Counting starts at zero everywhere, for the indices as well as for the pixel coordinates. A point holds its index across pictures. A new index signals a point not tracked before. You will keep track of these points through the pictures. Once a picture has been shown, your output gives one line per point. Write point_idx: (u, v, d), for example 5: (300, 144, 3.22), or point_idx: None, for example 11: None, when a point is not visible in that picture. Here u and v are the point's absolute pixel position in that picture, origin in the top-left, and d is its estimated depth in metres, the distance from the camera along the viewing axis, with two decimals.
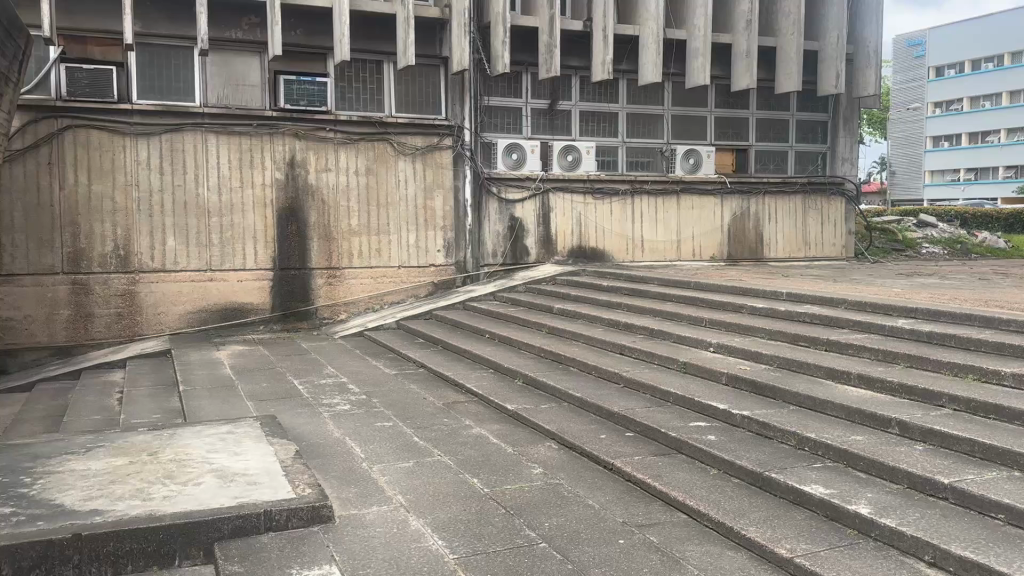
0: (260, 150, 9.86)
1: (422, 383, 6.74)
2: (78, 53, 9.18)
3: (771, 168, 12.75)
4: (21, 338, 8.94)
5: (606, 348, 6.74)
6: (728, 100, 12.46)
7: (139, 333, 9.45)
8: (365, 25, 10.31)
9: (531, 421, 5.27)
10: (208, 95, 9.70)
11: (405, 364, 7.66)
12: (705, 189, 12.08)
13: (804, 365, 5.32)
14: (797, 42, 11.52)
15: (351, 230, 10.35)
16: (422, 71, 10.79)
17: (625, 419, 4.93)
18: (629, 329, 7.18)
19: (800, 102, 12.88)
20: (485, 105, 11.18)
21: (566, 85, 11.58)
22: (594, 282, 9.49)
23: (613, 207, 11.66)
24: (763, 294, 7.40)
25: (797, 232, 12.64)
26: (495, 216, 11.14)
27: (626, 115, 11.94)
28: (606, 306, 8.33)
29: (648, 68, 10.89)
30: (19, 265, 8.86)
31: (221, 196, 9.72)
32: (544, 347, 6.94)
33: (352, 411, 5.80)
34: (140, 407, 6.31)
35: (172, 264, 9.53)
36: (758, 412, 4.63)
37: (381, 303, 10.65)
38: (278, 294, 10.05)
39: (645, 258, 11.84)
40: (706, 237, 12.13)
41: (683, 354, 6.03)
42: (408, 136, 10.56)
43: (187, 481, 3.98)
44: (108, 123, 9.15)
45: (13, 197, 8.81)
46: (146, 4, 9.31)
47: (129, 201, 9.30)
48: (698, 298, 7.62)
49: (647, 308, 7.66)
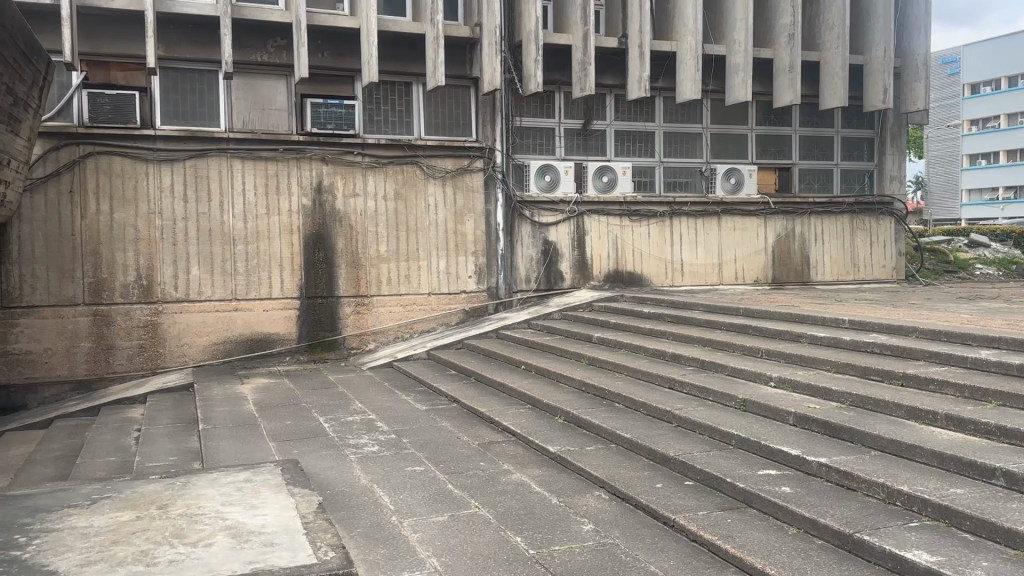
0: (287, 175, 9.56)
1: (456, 420, 6.29)
2: (101, 78, 8.98)
3: (815, 187, 12.23)
4: (41, 371, 8.64)
5: (653, 382, 6.25)
6: (770, 117, 11.96)
7: (162, 366, 9.13)
8: (394, 46, 10.02)
9: (576, 465, 4.78)
10: (233, 120, 9.44)
11: (437, 398, 7.21)
12: (747, 210, 11.54)
13: (881, 404, 4.80)
14: (842, 57, 11.03)
15: (380, 257, 9.98)
16: (453, 93, 10.46)
17: (683, 465, 4.45)
18: (677, 361, 6.68)
19: (844, 119, 12.37)
20: (517, 126, 10.81)
21: (601, 104, 11.19)
22: (633, 309, 8.98)
23: (651, 229, 11.17)
24: (823, 321, 6.87)
25: (845, 253, 12.05)
26: (528, 240, 10.70)
27: (663, 134, 11.50)
28: (650, 334, 7.82)
29: (687, 85, 10.46)
30: (39, 296, 8.59)
31: (247, 223, 9.42)
32: (585, 380, 6.45)
33: (381, 453, 5.36)
34: (156, 448, 5.93)
35: (196, 294, 9.22)
36: (836, 460, 4.15)
37: (410, 332, 10.23)
38: (304, 323, 9.68)
39: (686, 282, 11.31)
40: (749, 260, 11.58)
41: (741, 389, 5.51)
42: (438, 159, 10.20)
43: (197, 542, 3.54)
44: (132, 150, 8.91)
45: (33, 227, 8.56)
46: (171, 28, 9.11)
47: (152, 229, 9.02)
48: (751, 326, 7.09)
49: (694, 337, 7.15)
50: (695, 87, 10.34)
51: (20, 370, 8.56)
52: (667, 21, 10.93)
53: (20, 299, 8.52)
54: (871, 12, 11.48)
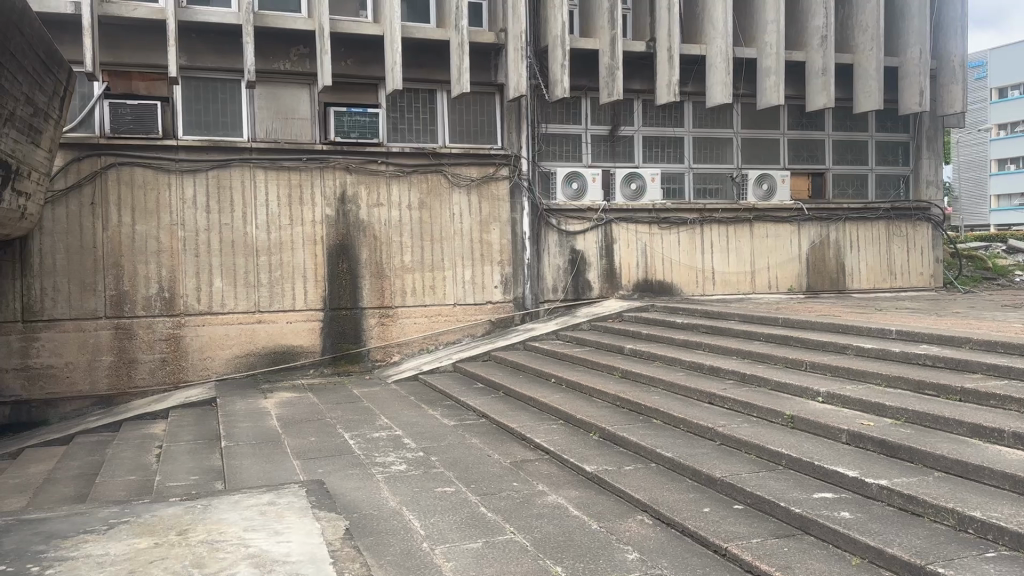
0: (310, 185, 9.40)
1: (486, 436, 6.05)
2: (122, 88, 8.89)
3: (849, 193, 11.90)
4: (62, 386, 8.52)
5: (691, 396, 5.97)
6: (803, 121, 11.65)
7: (185, 380, 8.98)
8: (417, 53, 9.85)
9: (615, 486, 4.53)
10: (256, 129, 9.32)
11: (465, 413, 6.97)
12: (780, 217, 11.23)
13: (940, 420, 4.51)
14: (877, 58, 10.72)
15: (404, 267, 9.79)
16: (477, 99, 10.28)
17: (732, 487, 4.19)
18: (715, 374, 6.39)
19: (879, 123, 12.04)
20: (543, 132, 10.60)
21: (628, 109, 10.95)
22: (665, 319, 8.71)
23: (681, 237, 10.89)
24: (869, 332, 6.56)
25: (881, 260, 11.70)
26: (555, 249, 10.46)
27: (692, 140, 11.23)
28: (684, 346, 7.55)
29: (717, 89, 10.20)
30: (60, 309, 8.48)
31: (270, 233, 9.27)
32: (620, 394, 6.18)
33: (409, 472, 5.13)
34: (177, 466, 5.75)
35: (219, 306, 9.08)
36: (898, 483, 3.87)
37: (435, 344, 10.02)
38: (328, 335, 9.51)
39: (717, 291, 11.01)
40: (782, 268, 11.26)
41: (787, 405, 5.24)
42: (462, 167, 10.00)
43: (219, 573, 3.32)
44: (154, 161, 8.80)
45: (55, 239, 8.45)
46: (193, 37, 9.00)
47: (175, 241, 8.90)
48: (792, 337, 6.80)
49: (732, 348, 6.87)
50: (726, 91, 10.07)
51: (41, 384, 8.45)
52: (696, 24, 10.68)
53: (41, 312, 8.42)
54: (906, 12, 11.16)
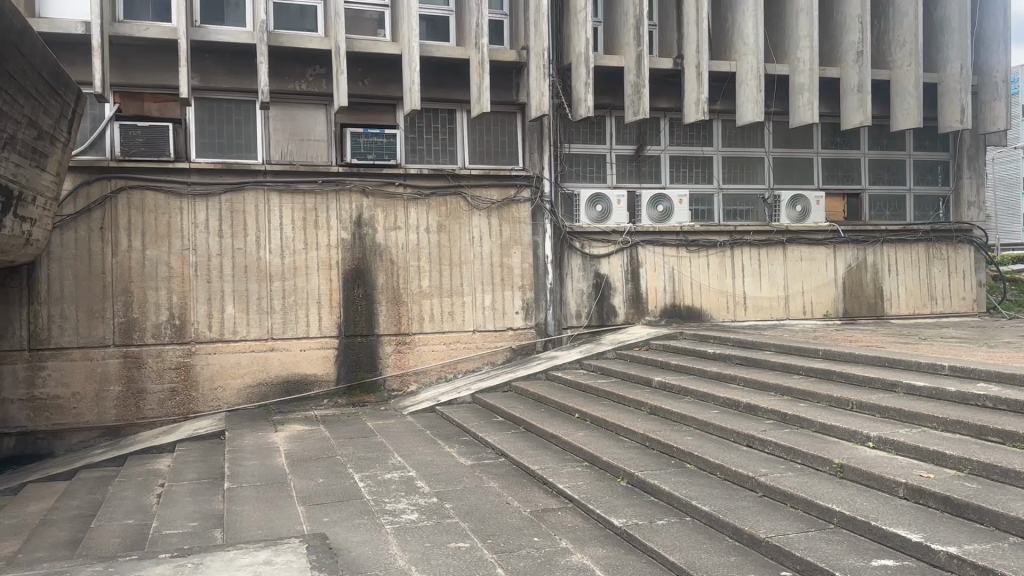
0: (326, 209, 9.10)
1: (505, 478, 5.65)
2: (133, 109, 8.69)
3: (886, 215, 11.42)
4: (68, 417, 8.25)
5: (727, 439, 5.53)
6: (836, 140, 11.23)
7: (195, 411, 8.67)
8: (437, 72, 9.56)
9: (646, 545, 4.11)
10: (271, 151, 9.07)
11: (483, 450, 6.58)
12: (815, 239, 10.75)
13: (1010, 474, 4.04)
14: (915, 74, 10.28)
15: (422, 292, 9.44)
16: (499, 119, 9.97)
17: (778, 551, 3.76)
18: (752, 413, 5.94)
19: (916, 141, 11.58)
20: (566, 153, 10.24)
21: (654, 128, 10.57)
22: (695, 348, 8.25)
23: (710, 260, 10.43)
24: (919, 367, 6.10)
25: (921, 284, 11.17)
26: (578, 273, 10.04)
27: (721, 159, 10.82)
28: (716, 378, 7.10)
29: (748, 107, 9.81)
30: (67, 337, 8.23)
31: (284, 258, 8.97)
32: (649, 434, 5.75)
33: (422, 522, 4.75)
34: (177, 511, 5.40)
35: (231, 334, 8.78)
36: (970, 551, 3.41)
37: (454, 372, 9.64)
38: (343, 363, 9.16)
39: (748, 317, 10.53)
40: (817, 293, 10.76)
41: (834, 451, 4.80)
42: (482, 190, 9.66)
43: None
44: (166, 184, 8.55)
45: (63, 265, 8.22)
46: (206, 58, 8.78)
47: (186, 267, 8.63)
48: (834, 372, 6.34)
49: (769, 383, 6.42)
50: (758, 109, 9.68)
51: (47, 415, 8.18)
52: (725, 40, 10.30)
53: (48, 340, 8.17)
54: (945, 26, 10.70)
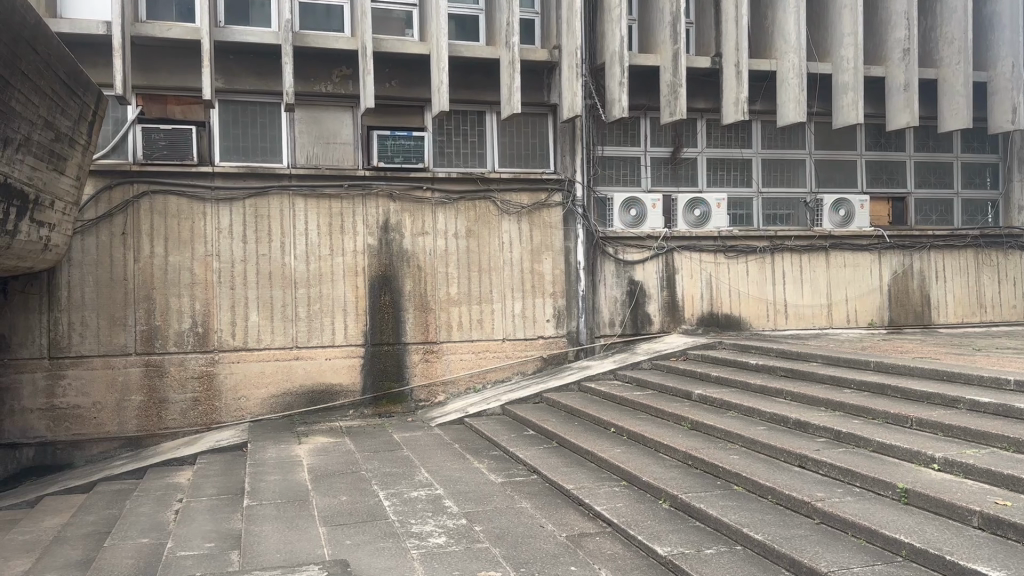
0: (351, 214, 8.85)
1: (538, 498, 5.32)
2: (157, 112, 8.49)
3: (933, 219, 10.94)
4: (90, 427, 8.07)
5: (778, 459, 5.14)
6: (880, 141, 10.79)
7: (218, 421, 8.44)
8: (466, 72, 9.29)
9: None
10: (296, 155, 8.85)
11: (514, 466, 6.26)
12: (858, 245, 10.30)
13: None
14: (965, 73, 9.81)
15: (450, 299, 9.15)
16: (529, 121, 9.66)
17: None
18: (803, 430, 5.55)
19: (964, 143, 11.08)
20: (599, 155, 9.91)
21: (690, 130, 10.19)
22: (736, 358, 7.87)
23: (749, 266, 10.02)
24: (982, 382, 5.67)
25: (970, 292, 10.66)
26: (611, 280, 9.68)
27: (760, 162, 10.41)
28: (761, 392, 6.70)
29: (789, 107, 9.42)
30: (88, 346, 8.07)
31: (309, 265, 8.74)
32: (692, 452, 5.39)
33: (449, 546, 4.44)
34: (193, 529, 5.14)
35: (254, 342, 8.56)
36: None
37: (482, 382, 9.32)
38: (369, 372, 8.89)
39: (789, 326, 10.10)
40: (862, 301, 10.30)
41: (898, 474, 4.40)
42: (512, 193, 9.35)
43: None
44: (189, 189, 8.36)
45: (84, 271, 8.07)
46: (230, 59, 8.58)
47: (209, 273, 8.42)
48: (888, 386, 5.94)
49: (818, 397, 6.02)
50: (799, 109, 9.28)
51: (67, 425, 8.01)
52: (764, 38, 9.91)
53: (68, 348, 8.01)
54: (997, 21, 10.21)
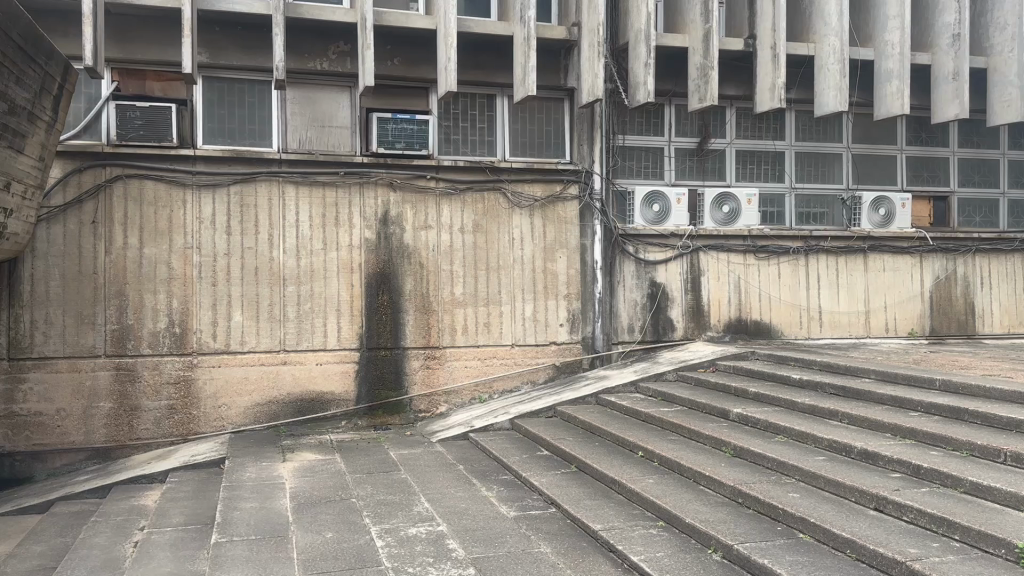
0: (347, 204, 8.03)
1: (561, 541, 4.49)
2: (133, 90, 7.62)
3: (977, 221, 10.08)
4: (52, 437, 7.25)
5: (846, 499, 4.31)
6: (922, 135, 9.96)
7: (196, 432, 7.62)
8: (475, 51, 8.45)
9: None
10: (287, 138, 8.01)
11: (528, 495, 5.43)
12: (899, 247, 9.47)
13: None
14: (1019, 62, 8.96)
15: (455, 300, 8.33)
16: (544, 107, 8.83)
17: None
18: (871, 462, 4.72)
19: (1012, 139, 10.23)
20: (619, 145, 9.08)
21: (718, 119, 9.36)
22: (775, 372, 7.03)
23: (781, 268, 9.20)
24: None
25: (1018, 299, 9.83)
26: (631, 281, 8.84)
27: (794, 155, 9.59)
28: (810, 413, 5.86)
29: (829, 95, 8.57)
30: (52, 346, 7.24)
31: (300, 260, 7.90)
32: (742, 487, 4.56)
33: None
34: (149, 571, 4.31)
35: (237, 344, 7.73)
36: None
37: (489, 392, 8.50)
38: (364, 379, 8.06)
39: (824, 335, 9.28)
40: (901, 308, 9.47)
41: (1010, 527, 3.55)
42: (524, 184, 8.53)
43: None
44: (168, 173, 7.54)
45: (50, 264, 7.25)
46: (216, 32, 7.75)
47: (188, 268, 7.60)
48: (965, 412, 5.09)
49: (882, 422, 5.19)
50: (841, 96, 8.44)
51: (28, 435, 7.19)
52: (802, 20, 9.08)
53: (31, 349, 7.19)
54: None
